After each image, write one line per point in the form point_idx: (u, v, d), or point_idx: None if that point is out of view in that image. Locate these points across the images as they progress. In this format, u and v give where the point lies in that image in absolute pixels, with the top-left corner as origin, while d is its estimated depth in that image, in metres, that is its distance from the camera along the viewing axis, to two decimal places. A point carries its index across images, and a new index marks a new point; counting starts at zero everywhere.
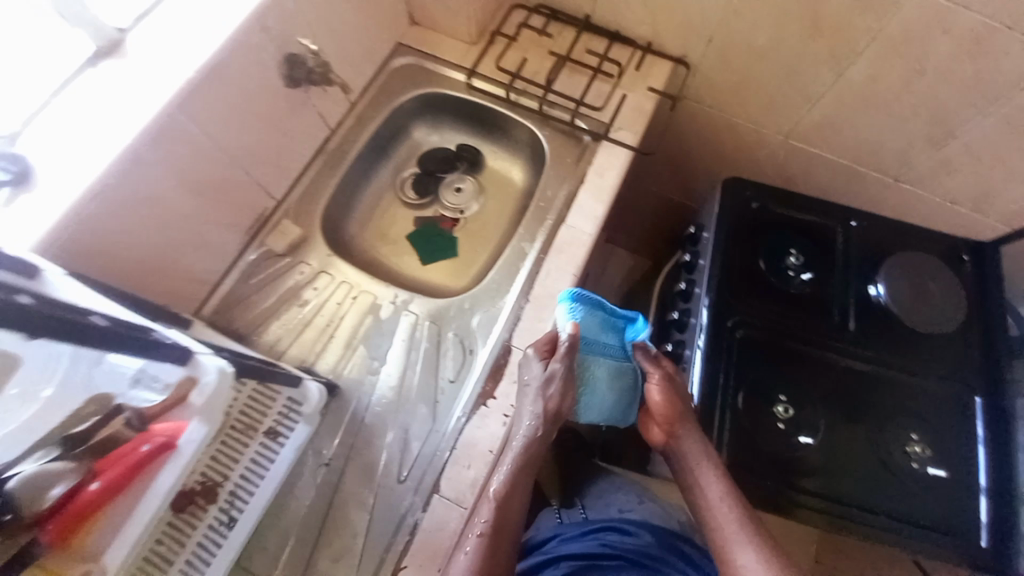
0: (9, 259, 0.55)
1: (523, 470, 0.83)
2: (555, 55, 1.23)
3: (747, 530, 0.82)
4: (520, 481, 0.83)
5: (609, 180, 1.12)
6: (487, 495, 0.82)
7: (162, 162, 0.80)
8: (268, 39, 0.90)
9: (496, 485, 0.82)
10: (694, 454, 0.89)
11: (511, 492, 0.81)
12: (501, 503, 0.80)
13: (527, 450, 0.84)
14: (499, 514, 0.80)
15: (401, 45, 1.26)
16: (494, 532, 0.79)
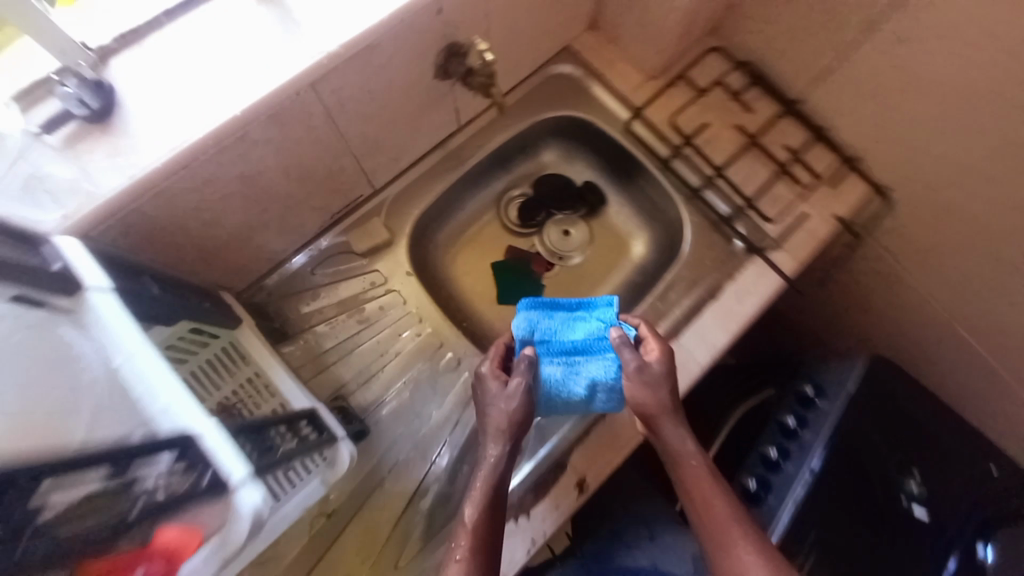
0: (47, 277, 0.47)
1: (494, 509, 0.69)
2: (742, 131, 1.00)
3: (745, 530, 0.66)
4: (491, 508, 0.69)
5: (742, 309, 0.94)
6: (465, 531, 0.66)
7: (274, 141, 0.66)
8: (440, 25, 0.71)
9: (472, 513, 0.68)
10: (677, 440, 0.72)
11: (485, 533, 0.66)
12: (480, 534, 0.66)
13: (493, 481, 0.71)
14: (477, 554, 0.64)
15: (570, 51, 1.06)
16: (478, 568, 0.64)
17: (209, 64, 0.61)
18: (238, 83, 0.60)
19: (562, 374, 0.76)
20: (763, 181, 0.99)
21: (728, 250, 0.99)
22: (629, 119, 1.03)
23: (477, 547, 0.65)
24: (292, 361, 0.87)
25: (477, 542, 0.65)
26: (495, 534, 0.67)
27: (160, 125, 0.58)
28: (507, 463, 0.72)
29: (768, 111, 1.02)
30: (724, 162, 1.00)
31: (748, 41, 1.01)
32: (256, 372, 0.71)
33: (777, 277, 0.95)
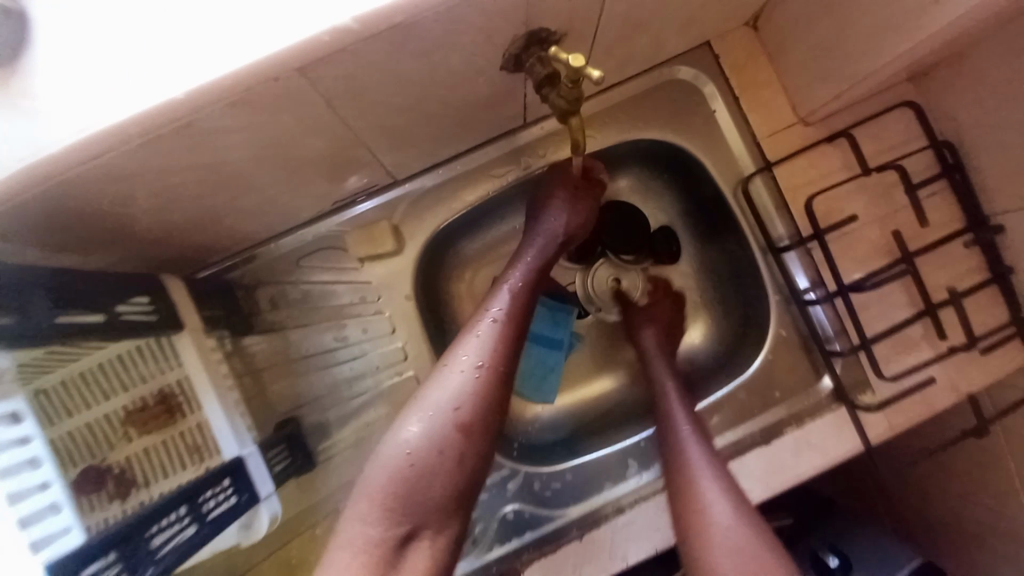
0: None
1: (519, 321, 0.64)
2: (897, 239, 0.72)
3: (719, 475, 0.65)
4: (517, 325, 0.63)
5: (795, 466, 0.74)
6: (482, 330, 0.62)
7: (241, 132, 0.46)
8: (523, 6, 0.46)
9: (490, 322, 0.62)
10: (663, 378, 0.76)
11: (505, 338, 0.61)
12: (503, 332, 0.62)
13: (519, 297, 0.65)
14: (492, 348, 0.60)
15: (710, 49, 0.75)
16: (496, 373, 0.59)
17: (166, 7, 0.41)
18: (194, 45, 0.40)
19: (533, 361, 0.84)
20: (894, 314, 0.73)
21: (811, 385, 0.77)
22: (753, 172, 0.75)
23: (493, 344, 0.60)
24: (252, 358, 0.72)
25: (493, 342, 0.60)
26: (515, 346, 0.62)
27: (80, 89, 0.41)
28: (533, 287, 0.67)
29: (945, 219, 0.72)
30: (852, 272, 0.73)
31: (967, 112, 0.68)
32: (179, 381, 0.62)
33: (855, 440, 0.73)
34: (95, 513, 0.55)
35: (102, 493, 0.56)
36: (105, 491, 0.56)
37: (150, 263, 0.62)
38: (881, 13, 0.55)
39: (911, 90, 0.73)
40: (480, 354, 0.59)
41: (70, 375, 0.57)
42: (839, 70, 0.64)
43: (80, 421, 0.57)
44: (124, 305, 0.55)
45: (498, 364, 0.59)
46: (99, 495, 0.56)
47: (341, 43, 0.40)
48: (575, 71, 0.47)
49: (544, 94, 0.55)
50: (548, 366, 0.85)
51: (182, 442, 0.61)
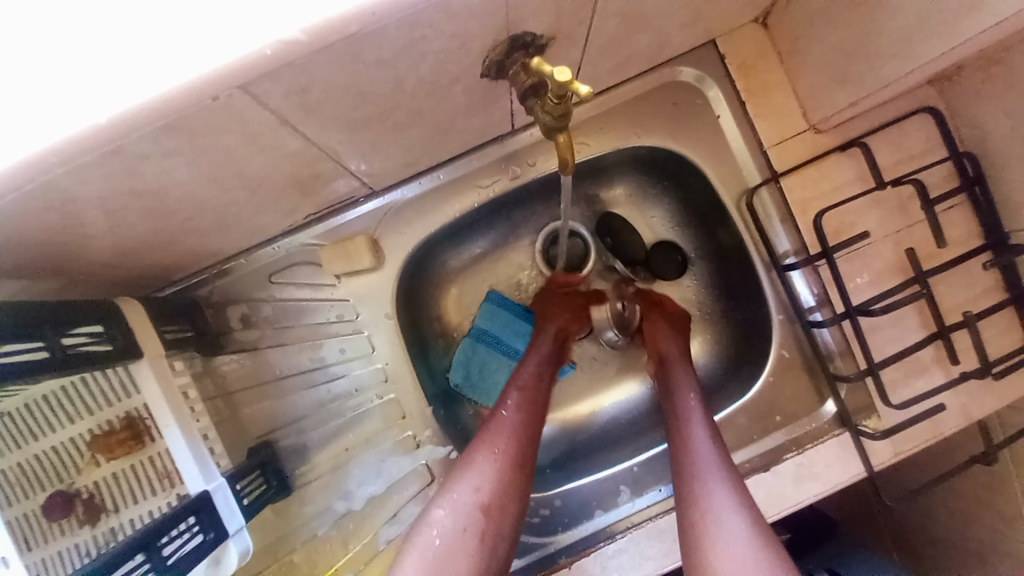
0: None
1: (540, 397, 0.66)
2: (910, 257, 0.67)
3: (729, 487, 0.58)
4: (539, 401, 0.65)
5: (796, 495, 0.70)
6: (505, 412, 0.63)
7: (183, 154, 0.41)
8: (501, 10, 0.40)
9: (513, 401, 0.64)
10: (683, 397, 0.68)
11: (529, 416, 0.63)
12: (526, 408, 0.64)
13: (536, 377, 0.68)
14: (519, 431, 0.61)
15: (715, 48, 0.69)
16: (517, 444, 0.60)
17: (87, 14, 0.35)
18: (122, 61, 0.35)
19: None
20: (905, 336, 0.68)
21: (814, 410, 0.73)
22: (758, 184, 0.70)
23: (520, 426, 0.62)
24: (225, 380, 0.70)
25: (518, 423, 0.62)
26: (539, 425, 0.64)
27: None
28: (544, 365, 0.70)
29: (963, 235, 0.67)
30: (860, 293, 0.68)
31: (995, 120, 0.62)
32: (143, 407, 0.59)
33: (859, 468, 0.70)
34: (63, 538, 0.55)
35: (73, 517, 0.56)
36: (75, 515, 0.57)
37: (105, 287, 0.59)
38: (913, 13, 0.49)
39: (933, 93, 0.67)
40: (507, 435, 0.60)
41: (28, 401, 0.56)
42: (858, 74, 0.58)
43: (54, 443, 0.57)
44: (77, 335, 0.51)
45: (525, 443, 0.61)
46: (69, 521, 0.56)
47: (287, 55, 0.34)
48: (558, 86, 0.42)
49: (528, 106, 0.50)
50: None
51: (151, 467, 0.59)
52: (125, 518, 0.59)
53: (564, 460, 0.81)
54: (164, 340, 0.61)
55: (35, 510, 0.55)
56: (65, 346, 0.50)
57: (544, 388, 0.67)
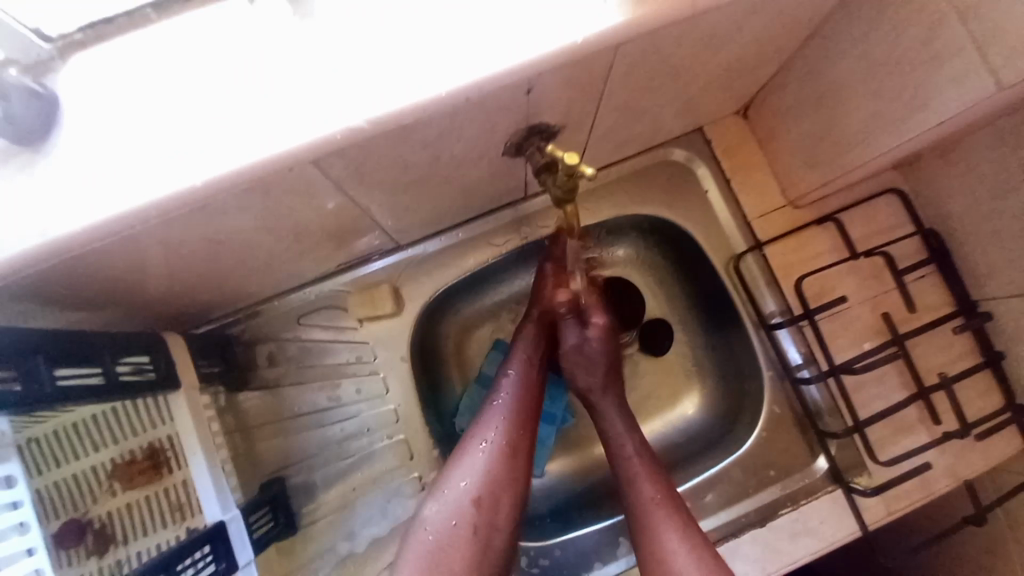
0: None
1: (532, 387, 0.68)
2: (886, 320, 0.73)
3: (676, 523, 0.62)
4: (531, 390, 0.67)
5: (792, 550, 0.72)
6: (497, 406, 0.65)
7: (253, 209, 0.49)
8: (524, 105, 0.50)
9: (504, 396, 0.66)
10: (619, 426, 0.70)
11: (522, 412, 0.65)
12: (518, 403, 0.66)
13: (528, 366, 0.69)
14: (514, 428, 0.64)
15: (702, 133, 0.79)
16: (494, 463, 0.61)
17: (190, 99, 0.44)
18: (220, 136, 0.43)
19: None
20: (888, 395, 0.73)
21: (807, 465, 0.76)
22: (744, 250, 0.77)
23: (514, 422, 0.64)
24: (245, 415, 0.74)
25: (512, 418, 0.64)
26: (533, 419, 0.66)
27: (103, 171, 0.43)
28: (547, 342, 0.72)
29: (934, 302, 0.73)
30: (843, 352, 0.74)
31: (951, 202, 0.70)
32: (170, 436, 0.63)
33: (853, 525, 0.72)
34: (72, 568, 0.55)
35: (82, 547, 0.56)
36: (84, 546, 0.57)
37: (150, 319, 0.64)
38: (867, 112, 0.59)
39: (896, 177, 0.76)
40: (500, 431, 0.63)
41: (60, 426, 0.57)
42: (827, 160, 0.67)
43: (68, 473, 0.58)
44: (124, 363, 0.57)
45: (518, 440, 0.63)
46: (77, 551, 0.56)
47: (353, 138, 0.43)
48: (569, 167, 0.51)
49: (543, 180, 0.60)
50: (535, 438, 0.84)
51: (165, 498, 0.62)
52: (132, 550, 0.59)
53: (565, 508, 0.83)
54: (199, 374, 0.67)
55: (48, 538, 0.54)
56: (116, 373, 0.55)
57: (536, 377, 0.69)
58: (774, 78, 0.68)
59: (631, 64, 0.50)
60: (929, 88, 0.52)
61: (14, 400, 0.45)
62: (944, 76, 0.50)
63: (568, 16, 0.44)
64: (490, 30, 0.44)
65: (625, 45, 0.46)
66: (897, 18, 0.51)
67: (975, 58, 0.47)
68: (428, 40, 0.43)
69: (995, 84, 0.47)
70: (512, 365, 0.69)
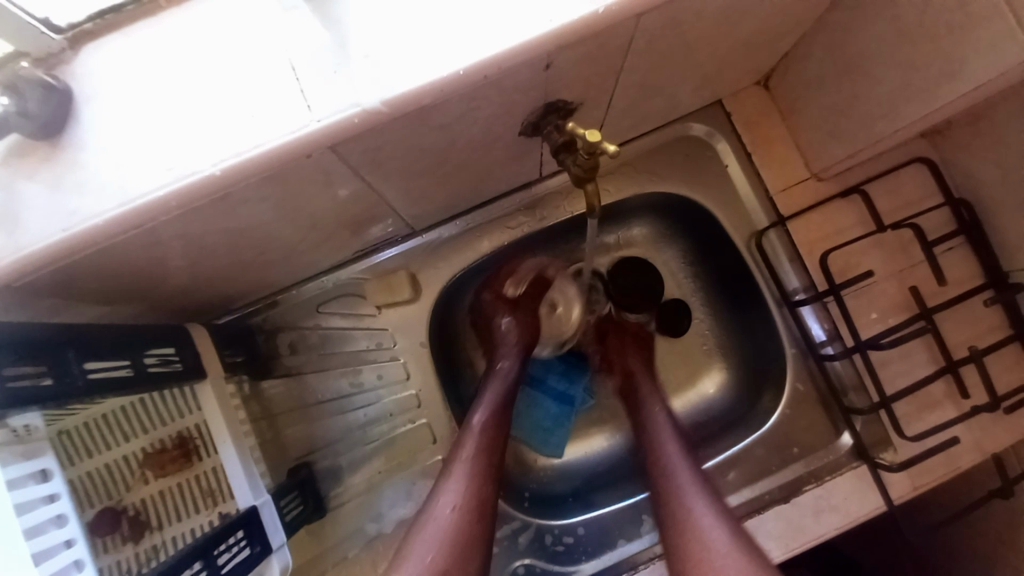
0: (15, 468, 0.43)
1: (478, 505, 0.60)
2: (914, 294, 0.71)
3: (708, 498, 0.62)
4: (477, 509, 0.60)
5: (815, 525, 0.72)
6: (437, 528, 0.58)
7: (272, 200, 0.49)
8: (541, 83, 0.48)
9: (442, 518, 0.59)
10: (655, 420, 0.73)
11: (462, 534, 0.58)
12: (459, 527, 0.59)
13: (475, 481, 0.62)
14: (448, 559, 0.57)
15: (722, 107, 0.77)
16: (481, 472, 0.63)
17: (202, 91, 0.43)
18: (237, 127, 0.42)
19: (540, 412, 0.85)
20: (914, 370, 0.71)
21: (830, 442, 0.75)
22: (766, 227, 0.76)
23: (453, 550, 0.57)
24: (270, 403, 0.75)
25: (450, 544, 0.57)
26: (477, 541, 0.59)
27: (121, 164, 0.43)
28: (490, 459, 0.64)
29: (964, 274, 0.71)
30: (868, 327, 0.72)
31: (984, 170, 0.67)
32: (195, 425, 0.65)
33: (877, 500, 0.71)
34: (108, 555, 0.58)
35: (118, 534, 0.60)
36: (120, 533, 0.60)
37: (174, 312, 0.65)
38: (895, 81, 0.56)
39: (926, 145, 0.73)
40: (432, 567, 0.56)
41: (90, 418, 0.60)
42: (853, 131, 0.65)
43: (97, 464, 0.61)
44: (149, 356, 0.57)
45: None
46: (114, 537, 0.60)
47: (371, 123, 0.42)
48: (591, 145, 0.50)
49: (560, 160, 0.57)
50: (557, 421, 0.85)
51: (197, 484, 0.64)
52: (167, 535, 0.62)
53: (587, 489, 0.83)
54: (224, 363, 0.68)
55: (84, 525, 0.59)
56: (144, 365, 0.56)
57: (487, 497, 0.61)
58: (798, 45, 0.66)
59: (650, 37, 0.49)
60: (960, 54, 0.49)
61: (47, 396, 0.46)
62: (975, 42, 0.47)
63: None
64: (505, 6, 0.42)
65: (645, 16, 0.44)
66: None
67: (1015, 19, 0.44)
68: (443, 18, 0.42)
69: None
70: (457, 478, 0.62)
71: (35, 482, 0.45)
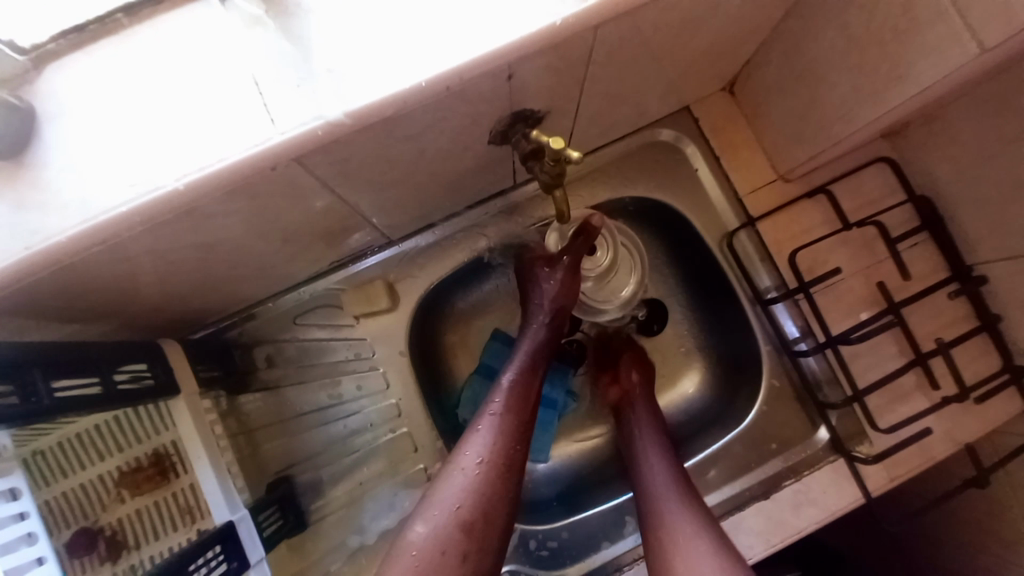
0: None
1: (526, 394, 0.66)
2: (881, 290, 0.73)
3: (699, 521, 0.63)
4: (529, 399, 0.66)
5: (795, 520, 0.73)
6: (495, 412, 0.64)
7: (240, 213, 0.49)
8: (506, 92, 0.49)
9: (501, 401, 0.65)
10: (642, 424, 0.75)
11: (517, 417, 0.64)
12: (511, 409, 0.64)
13: (526, 374, 0.68)
14: (506, 438, 0.62)
15: (690, 113, 0.79)
16: (527, 379, 0.67)
17: (165, 106, 0.43)
18: (201, 142, 0.42)
19: None
20: (885, 364, 0.73)
21: (808, 436, 0.77)
22: (736, 227, 0.77)
23: (509, 433, 0.62)
24: (248, 418, 0.75)
25: (508, 425, 0.63)
26: (527, 430, 0.64)
27: (84, 180, 0.43)
28: (541, 353, 0.71)
29: (928, 269, 0.73)
30: (839, 323, 0.74)
31: (942, 168, 0.69)
32: (171, 443, 0.64)
33: (854, 492, 0.72)
34: None
35: (94, 556, 0.58)
36: (96, 554, 0.59)
37: (147, 329, 0.64)
38: (851, 85, 0.58)
39: (887, 146, 0.75)
40: (493, 444, 0.61)
41: (64, 438, 0.59)
42: (814, 133, 0.67)
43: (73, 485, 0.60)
44: (120, 374, 0.57)
45: (511, 455, 0.61)
46: (89, 559, 0.58)
47: (334, 135, 0.43)
48: (556, 152, 0.51)
49: (529, 167, 0.59)
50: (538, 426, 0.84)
51: (174, 502, 0.63)
52: (144, 555, 0.61)
53: (572, 493, 0.84)
54: (199, 379, 0.68)
55: (59, 547, 0.57)
56: (114, 383, 0.55)
57: (534, 387, 0.67)
58: (759, 52, 0.68)
59: (611, 46, 0.50)
60: (908, 57, 0.51)
61: (13, 416, 0.45)
62: (923, 45, 0.49)
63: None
64: (465, 19, 0.43)
65: (603, 27, 0.46)
66: None
67: (956, 22, 0.46)
68: (406, 33, 0.43)
69: (976, 49, 0.46)
70: (510, 371, 0.68)
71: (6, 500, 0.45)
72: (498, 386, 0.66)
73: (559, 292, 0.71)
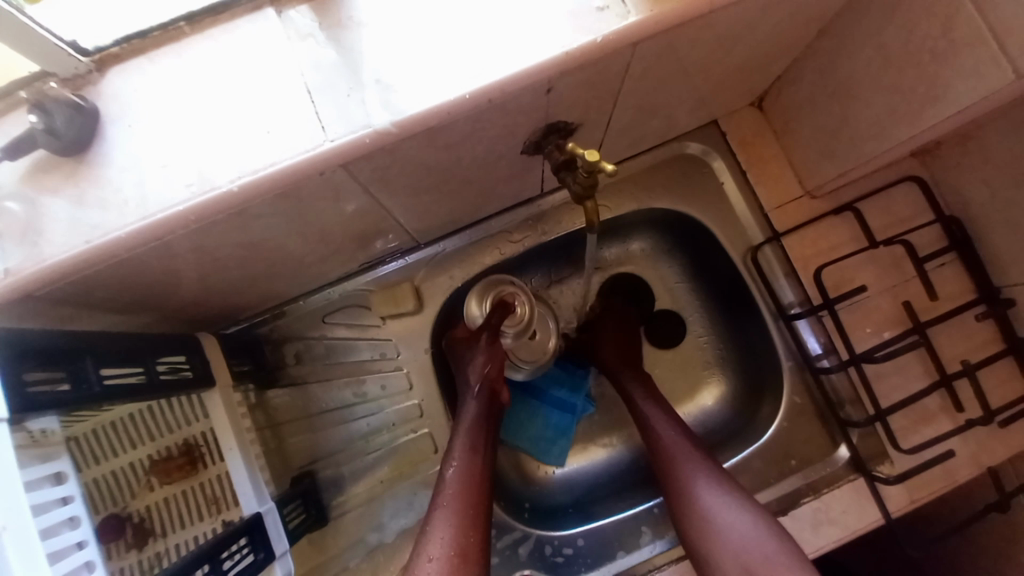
0: (35, 471, 0.46)
1: (477, 475, 0.63)
2: (907, 309, 0.73)
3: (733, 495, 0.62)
4: (478, 474, 0.63)
5: (814, 538, 0.72)
6: (448, 505, 0.60)
7: (284, 213, 0.51)
8: (544, 105, 0.51)
9: (454, 487, 0.61)
10: (654, 416, 0.71)
11: (469, 506, 0.60)
12: (464, 495, 0.61)
13: (470, 456, 0.64)
14: (462, 531, 0.58)
15: (717, 127, 0.80)
16: (476, 455, 0.64)
17: (221, 110, 0.45)
18: (254, 143, 0.45)
19: (541, 424, 0.86)
20: (909, 384, 0.72)
21: (828, 455, 0.76)
22: (762, 242, 0.78)
23: (463, 524, 0.58)
24: (274, 412, 0.77)
25: (461, 516, 0.59)
26: (482, 520, 0.60)
27: (142, 178, 0.45)
28: (487, 431, 0.68)
29: (955, 290, 0.73)
30: (863, 341, 0.74)
31: (972, 190, 0.69)
32: (202, 435, 0.66)
33: (876, 513, 0.72)
34: (114, 562, 0.59)
35: (122, 541, 0.60)
36: (125, 539, 0.61)
37: (185, 322, 0.67)
38: (884, 105, 0.59)
39: (916, 165, 0.75)
40: (448, 540, 0.57)
41: (98, 424, 0.61)
42: (843, 152, 0.67)
43: (92, 477, 0.61)
44: (160, 365, 0.59)
45: (468, 547, 0.57)
46: (119, 544, 0.60)
47: (381, 142, 0.45)
48: (590, 164, 0.52)
49: (561, 177, 0.60)
50: (557, 431, 0.86)
51: (202, 492, 0.65)
52: (170, 543, 0.63)
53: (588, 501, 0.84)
54: (231, 372, 0.69)
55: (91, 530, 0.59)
56: (156, 373, 0.58)
57: (483, 466, 0.64)
58: (790, 69, 0.68)
59: (647, 62, 0.51)
60: (944, 78, 0.52)
61: (67, 401, 0.47)
62: (960, 67, 0.50)
63: (586, 16, 0.44)
64: (510, 33, 0.45)
65: (643, 44, 0.47)
66: (912, 12, 0.51)
67: (994, 47, 0.47)
68: (454, 45, 0.45)
69: (1013, 75, 0.46)
70: (455, 457, 0.64)
71: (51, 484, 0.47)
72: (446, 474, 0.63)
73: (484, 361, 0.70)
